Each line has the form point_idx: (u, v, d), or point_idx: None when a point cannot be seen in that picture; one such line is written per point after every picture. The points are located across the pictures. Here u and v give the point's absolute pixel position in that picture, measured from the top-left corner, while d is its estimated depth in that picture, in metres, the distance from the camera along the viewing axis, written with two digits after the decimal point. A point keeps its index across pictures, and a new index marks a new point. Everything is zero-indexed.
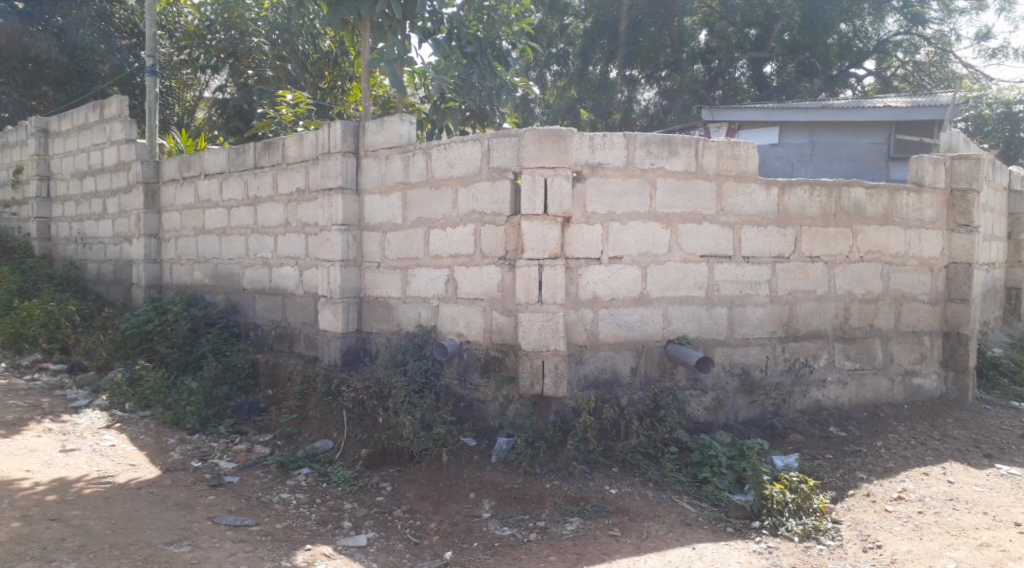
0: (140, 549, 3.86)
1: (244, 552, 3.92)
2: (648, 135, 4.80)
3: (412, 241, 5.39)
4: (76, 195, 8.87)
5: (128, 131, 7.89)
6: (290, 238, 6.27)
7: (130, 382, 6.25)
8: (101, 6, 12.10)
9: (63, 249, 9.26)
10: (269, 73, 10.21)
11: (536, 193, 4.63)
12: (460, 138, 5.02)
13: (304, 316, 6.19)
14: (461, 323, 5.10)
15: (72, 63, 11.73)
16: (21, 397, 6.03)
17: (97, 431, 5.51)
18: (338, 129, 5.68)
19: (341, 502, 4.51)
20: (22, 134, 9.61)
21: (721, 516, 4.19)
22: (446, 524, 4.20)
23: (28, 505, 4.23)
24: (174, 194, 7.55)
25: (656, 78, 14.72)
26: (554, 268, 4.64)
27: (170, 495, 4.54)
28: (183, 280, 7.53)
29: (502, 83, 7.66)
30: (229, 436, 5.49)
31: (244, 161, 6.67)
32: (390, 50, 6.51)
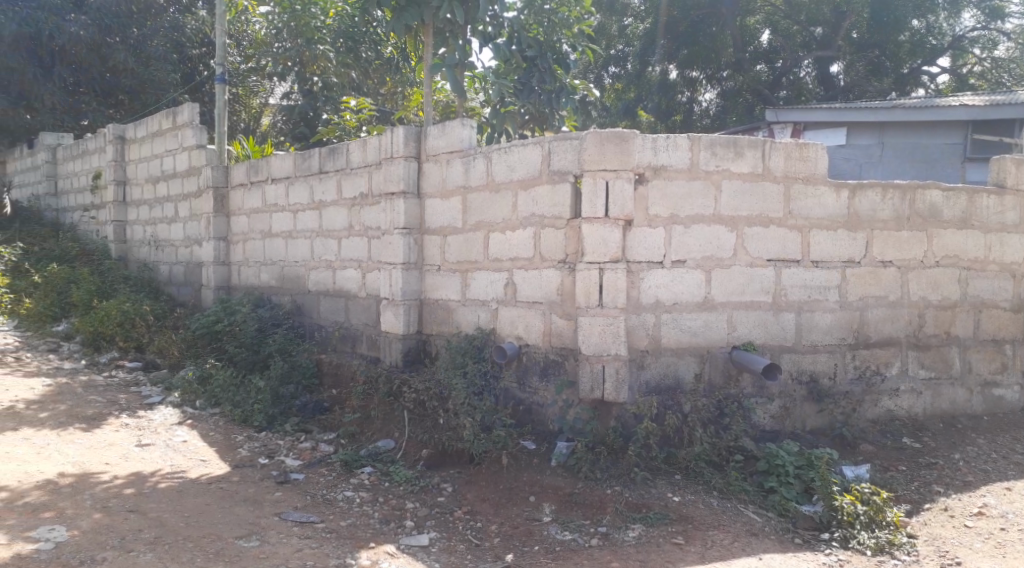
0: (211, 542, 3.96)
1: (310, 549, 3.99)
2: (713, 137, 4.74)
3: (472, 244, 5.42)
4: (150, 199, 9.17)
5: (198, 137, 8.13)
6: (354, 241, 6.37)
7: (201, 381, 6.43)
8: (174, 18, 12.55)
9: (137, 251, 9.59)
10: (332, 79, 10.43)
11: (597, 195, 4.60)
12: (521, 142, 5.03)
13: (366, 318, 6.28)
14: (521, 326, 5.09)
15: (147, 72, 12.12)
16: (99, 393, 6.26)
17: (170, 427, 5.68)
18: (400, 134, 5.74)
19: (402, 501, 4.55)
20: (100, 141, 9.99)
21: (788, 528, 4.09)
22: (507, 526, 4.21)
23: (107, 496, 4.39)
24: (243, 198, 7.74)
25: (718, 78, 14.51)
26: (615, 271, 4.60)
27: (239, 490, 4.65)
28: (250, 281, 7.71)
29: (562, 85, 7.59)
30: (294, 434, 5.60)
31: (309, 166, 6.81)
32: (451, 55, 6.59)
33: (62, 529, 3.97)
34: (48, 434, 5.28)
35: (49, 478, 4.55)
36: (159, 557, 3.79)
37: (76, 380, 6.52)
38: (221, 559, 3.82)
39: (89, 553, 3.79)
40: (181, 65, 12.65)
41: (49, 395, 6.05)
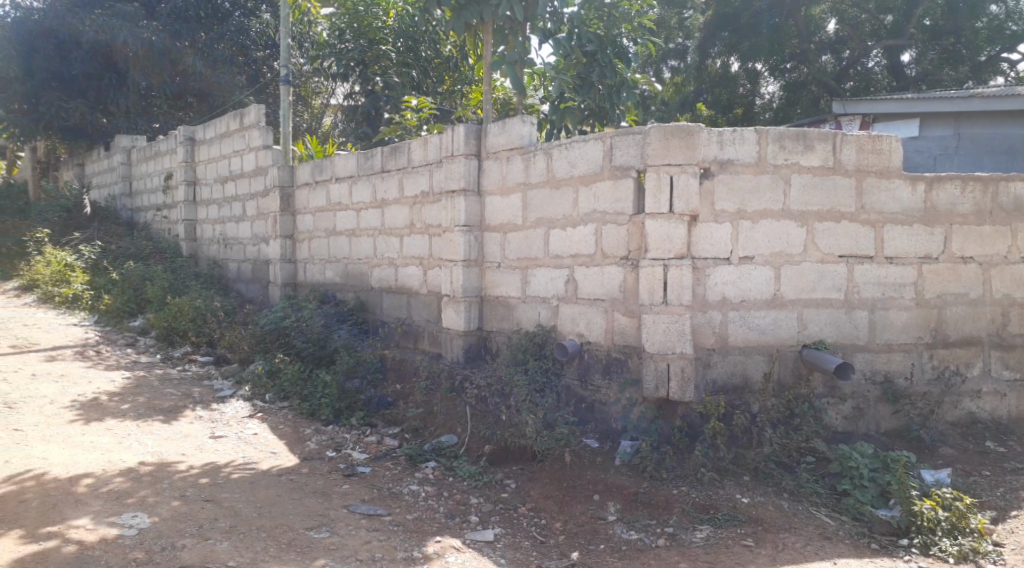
0: (283, 533, 4.05)
1: (378, 541, 4.05)
2: (781, 130, 4.62)
3: (533, 241, 5.40)
4: (219, 199, 9.41)
5: (264, 138, 8.31)
6: (415, 238, 6.42)
7: (269, 375, 6.57)
8: (240, 21, 12.89)
9: (207, 249, 9.85)
10: (395, 79, 10.37)
11: (661, 190, 4.55)
12: (582, 137, 5.00)
13: (428, 315, 6.33)
14: (582, 323, 5.06)
15: (214, 77, 12.53)
16: (174, 386, 6.46)
17: (241, 420, 5.82)
18: (461, 132, 5.75)
19: (467, 496, 4.58)
20: (171, 142, 10.31)
21: (864, 532, 3.99)
22: (571, 524, 4.20)
23: (184, 485, 4.53)
24: (308, 197, 7.87)
25: (780, 70, 14.04)
26: (679, 268, 4.53)
27: (308, 483, 4.74)
28: (316, 278, 7.84)
29: (622, 80, 7.48)
30: (360, 428, 5.69)
31: (372, 165, 6.89)
32: (512, 52, 6.56)
33: (143, 516, 4.11)
34: (128, 424, 5.47)
35: (129, 467, 4.71)
36: (234, 546, 3.89)
37: (152, 373, 6.74)
38: (293, 549, 3.90)
39: (169, 539, 3.91)
40: (246, 68, 13.01)
41: (128, 388, 6.27)
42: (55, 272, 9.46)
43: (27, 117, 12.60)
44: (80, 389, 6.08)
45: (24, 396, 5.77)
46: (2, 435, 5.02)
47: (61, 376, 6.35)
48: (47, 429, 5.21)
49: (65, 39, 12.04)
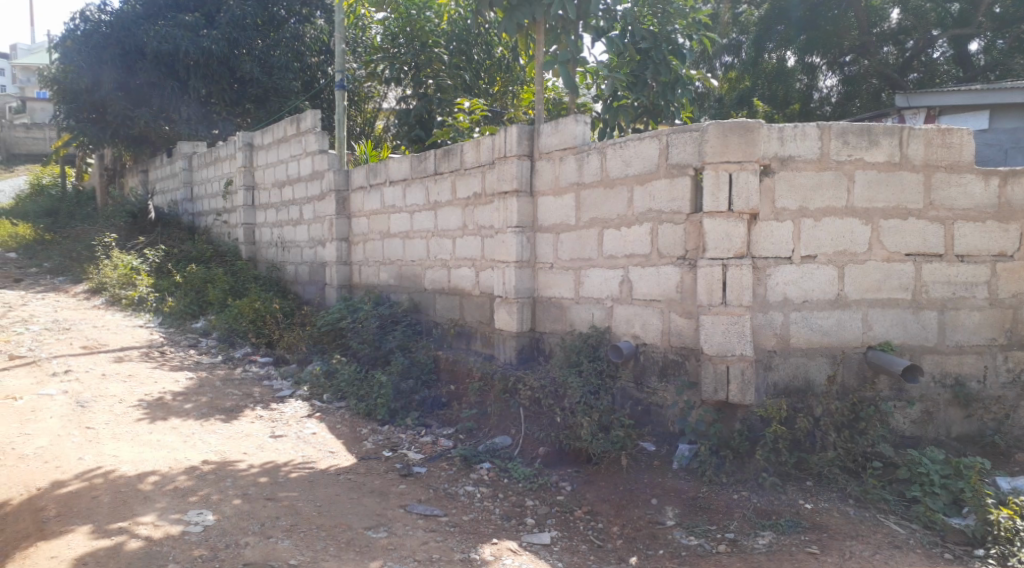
0: (342, 532, 4.09)
1: (435, 542, 4.06)
2: (845, 125, 4.50)
3: (586, 242, 5.36)
4: (277, 203, 9.58)
5: (320, 142, 8.42)
6: (468, 240, 6.42)
7: (327, 375, 6.66)
8: (295, 28, 13.17)
9: (265, 252, 10.02)
10: (448, 82, 10.37)
11: (720, 188, 4.46)
12: (637, 136, 4.94)
13: (480, 316, 6.33)
14: (638, 324, 5.00)
15: (270, 81, 12.86)
16: (234, 386, 6.58)
17: (300, 419, 5.91)
18: (513, 133, 5.73)
19: (522, 498, 4.56)
20: (231, 148, 10.53)
21: (936, 541, 3.86)
22: (629, 528, 4.15)
23: (246, 484, 4.60)
24: (363, 200, 7.94)
25: (839, 64, 13.69)
26: (739, 268, 4.43)
27: (365, 482, 4.78)
28: (371, 280, 7.92)
29: (678, 77, 7.36)
30: (415, 428, 5.72)
31: (425, 168, 6.92)
32: (564, 51, 6.51)
33: (208, 513, 4.19)
34: (191, 423, 5.59)
35: (193, 465, 4.81)
36: (295, 544, 3.94)
37: (214, 373, 6.89)
38: (352, 549, 3.93)
39: (233, 537, 3.98)
40: (302, 74, 13.25)
41: (191, 388, 6.41)
42: (122, 275, 9.77)
43: (94, 126, 13.01)
44: (147, 389, 6.25)
45: (94, 395, 5.95)
46: (74, 433, 5.17)
47: (128, 375, 6.54)
48: (115, 427, 5.35)
49: (131, 50, 12.57)
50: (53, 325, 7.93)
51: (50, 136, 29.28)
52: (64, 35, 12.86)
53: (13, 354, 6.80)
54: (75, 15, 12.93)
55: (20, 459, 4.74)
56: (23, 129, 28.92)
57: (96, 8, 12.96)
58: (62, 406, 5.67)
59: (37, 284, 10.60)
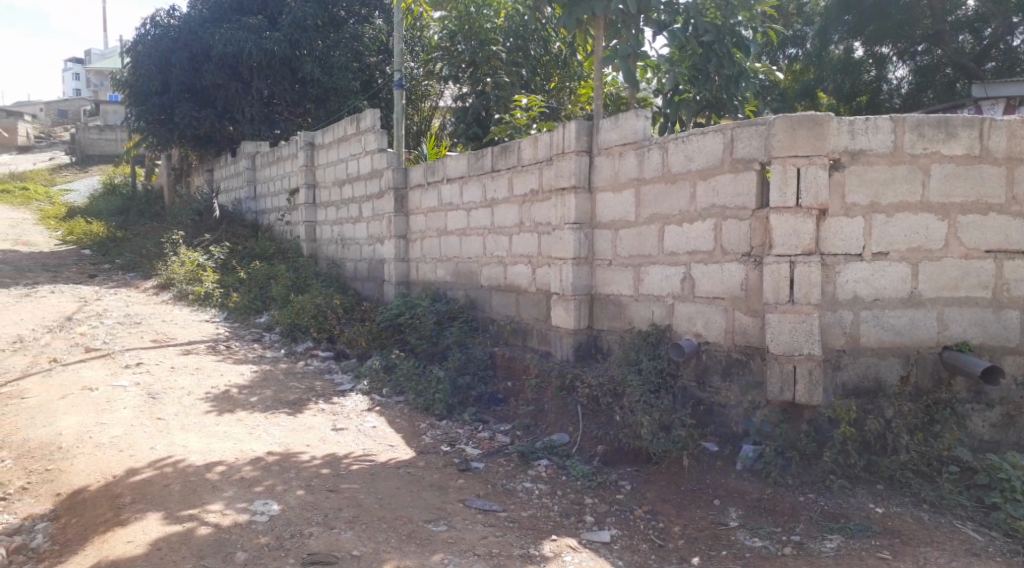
0: (403, 525, 4.11)
1: (495, 537, 4.05)
2: (920, 117, 4.34)
3: (646, 238, 5.28)
4: (337, 201, 9.70)
5: (380, 141, 8.50)
6: (524, 237, 6.40)
7: (386, 370, 6.72)
8: (353, 29, 13.28)
9: (326, 249, 10.16)
10: (506, 79, 10.35)
11: (788, 182, 4.35)
12: (700, 130, 4.85)
13: (537, 313, 6.30)
14: (700, 322, 4.91)
15: (330, 82, 13.06)
16: (297, 380, 6.70)
17: (360, 413, 5.97)
18: (572, 129, 5.68)
19: (581, 496, 4.52)
20: (293, 148, 10.71)
21: (1018, 550, 3.71)
22: (691, 528, 4.10)
23: (309, 475, 4.67)
24: (420, 198, 7.98)
25: (911, 53, 12.97)
26: (807, 265, 4.32)
27: (425, 476, 4.80)
28: (428, 276, 7.96)
29: (742, 70, 7.24)
30: (472, 423, 5.74)
31: (482, 166, 6.91)
32: (625, 46, 6.43)
33: (273, 503, 4.26)
34: (256, 415, 5.70)
35: (258, 456, 4.90)
36: (358, 535, 3.98)
37: (277, 367, 7.01)
38: (413, 541, 3.95)
39: (298, 527, 4.04)
40: (360, 74, 13.33)
41: (256, 381, 6.54)
42: (188, 272, 10.04)
43: (163, 127, 13.38)
44: (214, 382, 6.40)
45: (164, 387, 6.11)
46: (146, 423, 5.32)
47: (195, 368, 6.70)
48: (184, 418, 5.48)
49: (197, 54, 12.97)
50: (125, 319, 8.18)
51: (120, 137, 30.31)
52: (135, 39, 13.27)
53: (88, 347, 7.03)
54: (146, 21, 13.33)
55: (96, 447, 4.89)
56: (96, 130, 30.03)
57: (165, 13, 13.36)
58: (134, 397, 5.84)
59: (110, 279, 10.96)
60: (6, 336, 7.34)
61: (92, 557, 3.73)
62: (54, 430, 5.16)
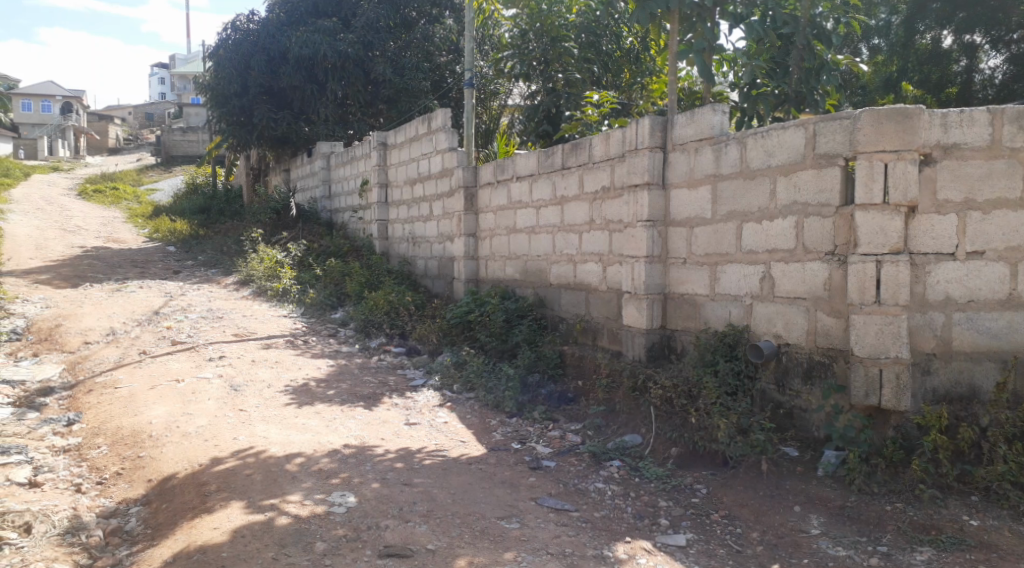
0: (476, 520, 4.12)
1: (568, 536, 4.02)
2: (1021, 108, 4.12)
3: (723, 236, 5.17)
4: (408, 200, 9.80)
5: (451, 140, 8.54)
6: (595, 234, 6.34)
7: (456, 366, 6.77)
8: (425, 29, 13.65)
9: (397, 247, 10.28)
10: (576, 75, 10.16)
11: (874, 179, 4.20)
12: (780, 125, 4.71)
13: (608, 312, 6.23)
14: (780, 323, 4.78)
15: (402, 82, 13.26)
16: (371, 374, 6.80)
17: (432, 408, 6.02)
18: (646, 125, 5.59)
19: (655, 498, 4.46)
20: (366, 148, 10.87)
21: None
22: (770, 535, 4.01)
23: (384, 469, 4.72)
24: (490, 196, 7.99)
25: (1006, 41, 12.20)
26: (896, 264, 4.15)
27: (497, 473, 4.80)
28: (498, 274, 7.96)
29: (823, 62, 6.96)
30: (542, 421, 5.73)
31: (552, 163, 6.87)
32: (699, 39, 6.30)
33: (350, 495, 4.32)
34: (333, 409, 5.80)
35: (335, 448, 4.98)
36: (431, 529, 4.00)
37: (352, 362, 7.13)
38: (487, 537, 3.95)
39: (374, 519, 4.08)
40: (431, 73, 13.62)
41: (332, 375, 6.67)
42: (268, 269, 10.32)
43: (243, 128, 13.72)
44: (292, 375, 6.54)
45: (246, 380, 6.28)
46: (229, 415, 5.46)
47: (275, 362, 6.87)
48: (264, 410, 5.62)
49: (275, 56, 13.32)
50: (208, 314, 8.44)
51: (203, 139, 31.45)
52: (217, 44, 13.68)
53: (174, 340, 7.27)
54: (227, 26, 13.73)
55: (183, 437, 5.05)
56: (180, 132, 31.25)
57: (245, 18, 13.73)
58: (218, 389, 6.01)
59: (193, 275, 11.34)
60: (99, 329, 7.65)
61: (181, 542, 3.85)
62: (144, 419, 5.35)
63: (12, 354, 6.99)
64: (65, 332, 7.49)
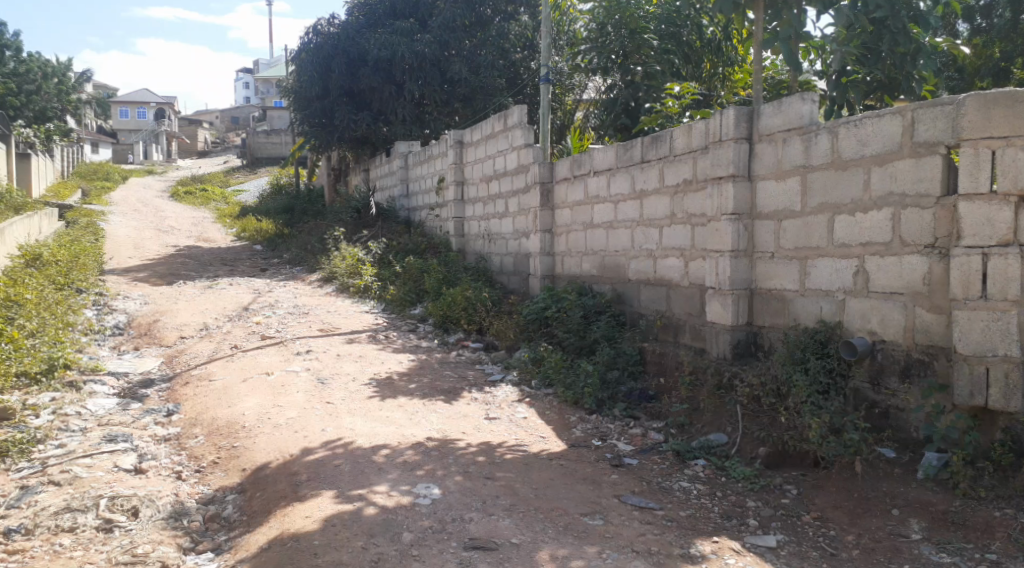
0: (560, 516, 4.10)
1: (653, 534, 3.96)
2: None
3: (813, 229, 4.99)
4: (484, 197, 9.83)
5: (527, 137, 8.53)
6: (676, 229, 6.22)
7: (535, 362, 6.76)
8: (500, 27, 13.60)
9: (473, 244, 10.33)
10: (657, 67, 10.12)
11: (979, 167, 4.00)
12: (875, 113, 4.53)
13: (690, 308, 6.11)
14: (875, 319, 4.60)
15: (477, 80, 13.43)
16: (451, 369, 6.86)
17: (512, 403, 6.02)
18: (731, 116, 5.45)
19: (743, 498, 4.36)
20: (443, 146, 10.97)
21: None
22: (867, 539, 3.87)
23: (467, 462, 4.75)
24: (567, 191, 7.94)
25: None
26: (1004, 257, 3.93)
27: (578, 469, 4.77)
28: (574, 270, 7.90)
29: (920, 46, 6.52)
30: (623, 419, 5.67)
31: (631, 157, 6.78)
32: (786, 27, 6.08)
33: (434, 487, 4.36)
34: (415, 402, 5.87)
35: (418, 441, 5.04)
36: (515, 523, 4.00)
37: (433, 357, 7.21)
38: (571, 533, 3.93)
39: (458, 511, 4.11)
40: (507, 70, 13.72)
41: (413, 369, 6.75)
42: (350, 266, 10.55)
43: (324, 130, 14.10)
44: (376, 369, 6.66)
45: (332, 373, 6.42)
46: (317, 406, 5.60)
47: (359, 356, 6.99)
48: (350, 403, 5.73)
49: (355, 58, 13.53)
50: (294, 309, 8.67)
51: (287, 141, 32.39)
52: (299, 48, 14.04)
53: (264, 335, 7.49)
54: (309, 30, 14.06)
55: (275, 427, 5.19)
56: (264, 135, 32.27)
57: (326, 21, 14.03)
58: (305, 381, 6.16)
59: (280, 273, 11.67)
60: (194, 325, 7.95)
61: (275, 529, 3.95)
62: (237, 411, 5.52)
63: (115, 348, 7.32)
64: (163, 327, 7.81)
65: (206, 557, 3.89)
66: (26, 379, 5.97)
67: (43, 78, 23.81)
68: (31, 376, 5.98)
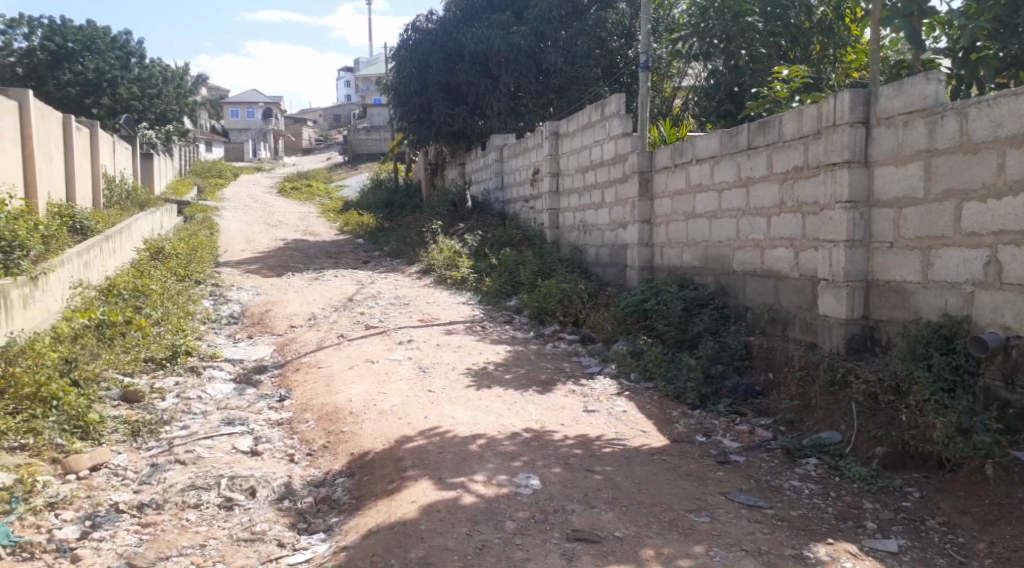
0: (664, 512, 4.00)
1: (764, 534, 3.82)
2: None
3: (938, 217, 4.70)
4: (580, 188, 9.74)
5: (626, 126, 8.40)
6: (785, 218, 5.98)
7: (634, 355, 6.65)
8: (596, 15, 13.43)
9: (568, 236, 10.24)
10: (762, 50, 9.65)
11: None
12: (1012, 91, 4.24)
13: (800, 301, 5.87)
14: (1010, 313, 4.30)
15: (573, 70, 13.28)
16: (548, 360, 6.83)
17: (610, 396, 5.93)
18: (846, 99, 5.19)
19: (859, 500, 4.17)
20: (539, 138, 10.92)
21: None
22: (1000, 548, 3.64)
23: (566, 454, 4.70)
24: (666, 181, 7.78)
25: None
26: None
27: (682, 465, 4.66)
28: (674, 261, 7.72)
29: None
30: (728, 415, 5.51)
31: (737, 143, 6.56)
32: (907, 3, 5.77)
33: (535, 477, 4.34)
34: (512, 393, 5.86)
35: (516, 431, 5.02)
36: (618, 516, 3.94)
37: (530, 348, 7.20)
38: (675, 529, 3.83)
39: (561, 503, 4.07)
40: (603, 60, 13.60)
41: (511, 360, 6.75)
42: (447, 259, 10.69)
43: (422, 126, 14.36)
44: (474, 359, 6.70)
45: (432, 362, 6.50)
46: (419, 394, 5.67)
47: (458, 346, 7.05)
48: (451, 391, 5.78)
49: (452, 54, 13.79)
50: (396, 300, 8.82)
51: (385, 137, 33.08)
52: (399, 45, 14.34)
53: (368, 325, 7.67)
54: (408, 26, 14.33)
55: (379, 414, 5.29)
56: (364, 131, 33.09)
57: (424, 18, 14.26)
58: (407, 370, 6.25)
59: (381, 265, 11.92)
60: (302, 315, 8.19)
61: (382, 513, 4.02)
62: (343, 398, 5.65)
63: (231, 335, 7.63)
64: (274, 317, 8.08)
65: (319, 537, 4.00)
66: (153, 364, 6.34)
67: (164, 82, 24.80)
68: (157, 361, 6.35)
